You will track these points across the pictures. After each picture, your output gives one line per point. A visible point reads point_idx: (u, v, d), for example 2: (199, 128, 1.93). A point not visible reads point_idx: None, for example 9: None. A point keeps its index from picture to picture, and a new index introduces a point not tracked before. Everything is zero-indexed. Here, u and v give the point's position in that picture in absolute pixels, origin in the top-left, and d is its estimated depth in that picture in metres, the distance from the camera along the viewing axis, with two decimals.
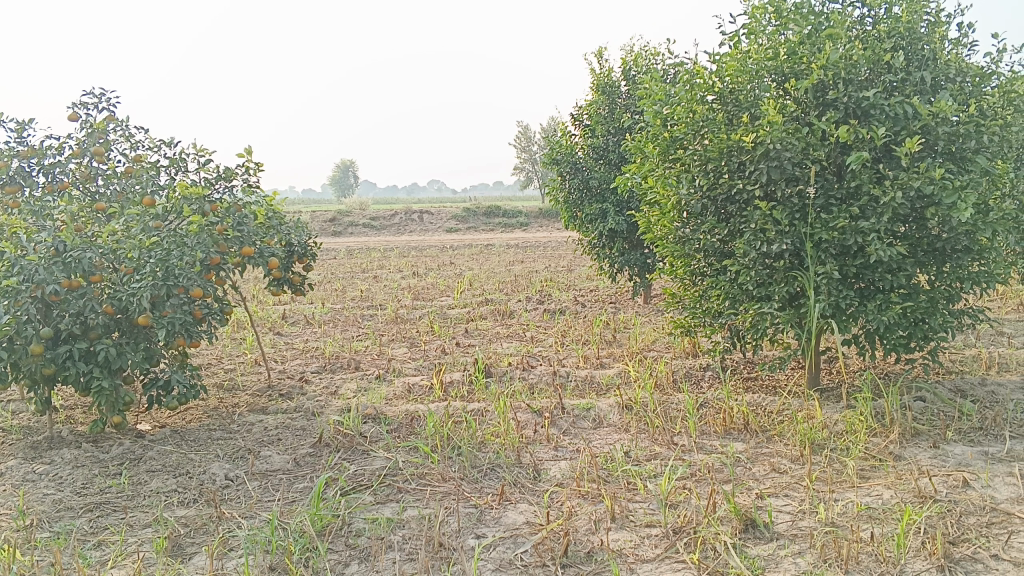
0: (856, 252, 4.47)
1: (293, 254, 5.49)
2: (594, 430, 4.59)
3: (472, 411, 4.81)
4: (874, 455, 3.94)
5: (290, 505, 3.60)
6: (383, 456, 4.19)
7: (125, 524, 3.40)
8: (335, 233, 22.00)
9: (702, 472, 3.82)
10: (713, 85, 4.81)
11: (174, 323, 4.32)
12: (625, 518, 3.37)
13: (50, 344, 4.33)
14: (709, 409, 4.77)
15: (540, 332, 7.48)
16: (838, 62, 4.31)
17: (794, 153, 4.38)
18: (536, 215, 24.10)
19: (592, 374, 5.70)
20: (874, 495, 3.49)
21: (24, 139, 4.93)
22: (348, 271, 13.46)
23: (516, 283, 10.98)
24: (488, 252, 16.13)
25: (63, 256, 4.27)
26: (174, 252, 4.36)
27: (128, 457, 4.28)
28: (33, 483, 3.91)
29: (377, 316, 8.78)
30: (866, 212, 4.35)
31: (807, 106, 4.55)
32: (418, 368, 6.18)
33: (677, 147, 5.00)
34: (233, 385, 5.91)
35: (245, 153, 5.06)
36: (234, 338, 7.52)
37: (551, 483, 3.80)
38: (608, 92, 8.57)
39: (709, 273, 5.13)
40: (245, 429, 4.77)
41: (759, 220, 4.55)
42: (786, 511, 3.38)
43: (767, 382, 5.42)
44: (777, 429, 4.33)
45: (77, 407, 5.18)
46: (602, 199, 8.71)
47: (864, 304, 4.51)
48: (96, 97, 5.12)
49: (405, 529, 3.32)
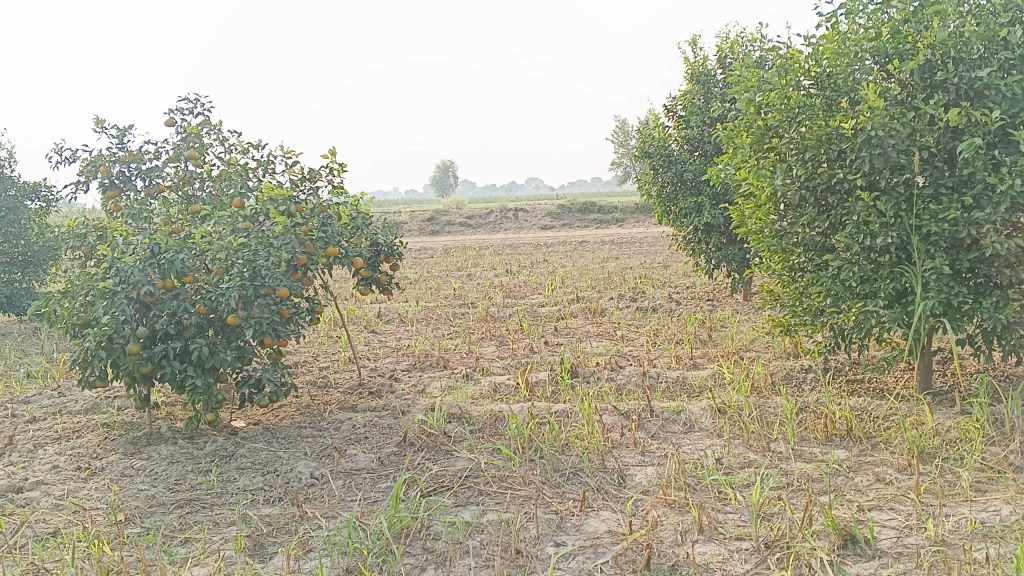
0: (970, 245, 4.14)
1: (380, 253, 5.50)
2: (684, 434, 4.41)
3: (557, 412, 4.71)
4: (992, 466, 3.63)
5: (371, 506, 3.59)
6: (466, 457, 4.13)
7: (210, 522, 3.46)
8: (433, 232, 22.26)
9: (799, 481, 3.60)
10: (810, 69, 4.52)
11: (260, 323, 4.39)
12: (713, 530, 3.20)
13: (148, 343, 4.49)
14: (808, 413, 4.51)
15: (631, 330, 7.31)
16: (946, 40, 4.03)
17: (899, 140, 4.09)
18: (632, 210, 23.75)
19: (684, 375, 5.51)
20: (991, 511, 3.19)
21: (124, 145, 5.12)
22: (443, 269, 13.56)
23: (609, 280, 10.79)
24: (583, 249, 15.99)
25: (157, 257, 4.41)
26: (260, 253, 4.41)
27: (220, 454, 4.38)
28: (130, 478, 4.04)
29: (468, 314, 8.78)
30: (980, 202, 4.02)
31: (914, 89, 4.24)
32: (506, 367, 6.12)
33: (772, 136, 4.70)
34: (325, 382, 5.99)
35: (328, 154, 5.06)
36: (329, 336, 7.65)
37: (637, 490, 3.65)
38: (703, 81, 8.29)
39: (809, 269, 4.85)
40: (333, 427, 4.81)
41: (861, 212, 4.27)
42: (891, 526, 3.12)
43: (873, 385, 5.09)
44: (883, 436, 4.05)
45: (176, 404, 5.36)
46: (697, 193, 8.46)
47: (979, 302, 4.17)
48: (191, 103, 5.27)
49: (482, 534, 3.25)
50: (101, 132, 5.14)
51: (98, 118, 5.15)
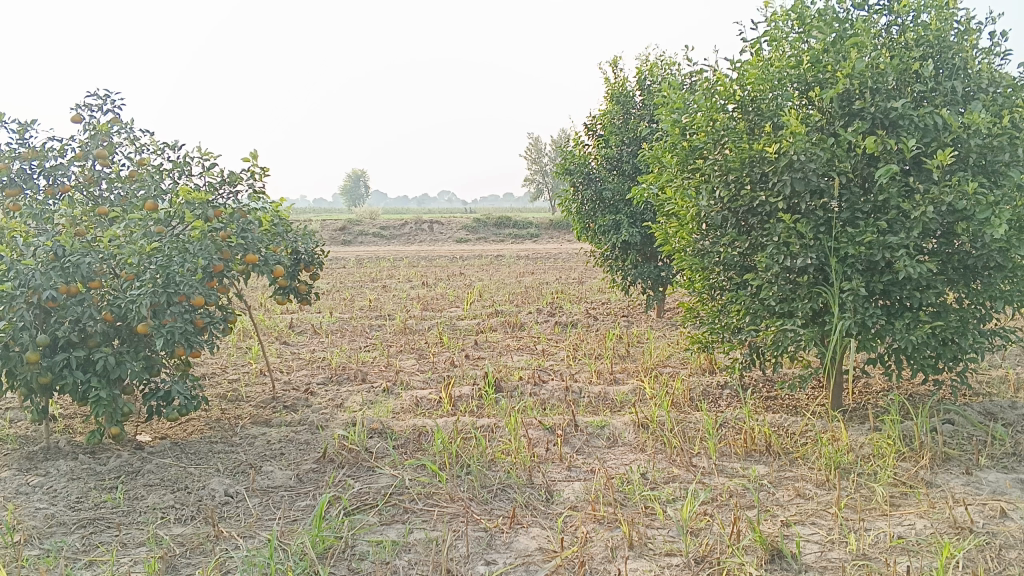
0: (884, 268, 4.30)
1: (299, 262, 5.34)
2: (608, 449, 4.42)
3: (482, 427, 4.65)
4: (904, 481, 3.76)
5: (291, 525, 3.44)
6: (389, 473, 4.02)
7: (117, 543, 3.25)
8: (345, 242, 21.87)
9: (724, 496, 3.65)
10: (734, 93, 4.64)
11: (173, 332, 4.15)
12: (643, 546, 3.19)
13: (47, 351, 4.21)
14: (728, 429, 4.58)
15: (551, 345, 7.32)
16: (864, 70, 4.18)
17: (820, 165, 4.22)
18: (546, 226, 23.95)
19: (606, 390, 5.53)
20: (907, 525, 3.30)
21: (26, 141, 4.80)
22: (357, 280, 13.33)
23: (526, 294, 10.82)
24: (499, 263, 16.00)
25: (61, 261, 4.11)
26: (175, 258, 4.22)
27: (125, 469, 4.13)
28: (26, 496, 3.76)
29: (385, 326, 8.63)
30: (894, 227, 4.18)
31: (833, 116, 4.36)
32: (426, 381, 6.02)
33: (697, 157, 4.84)
34: (236, 395, 5.75)
35: (250, 157, 4.88)
36: (239, 347, 7.38)
37: (565, 506, 3.62)
38: (623, 101, 8.44)
39: (729, 287, 4.95)
40: (247, 443, 4.61)
41: (782, 234, 4.38)
42: (815, 541, 3.19)
43: (787, 402, 5.23)
44: (801, 452, 4.15)
45: (75, 417, 5.04)
46: (616, 211, 8.54)
47: (891, 323, 4.33)
48: (101, 99, 4.94)
49: (410, 554, 3.16)
50: (1, 126, 4.81)
51: None
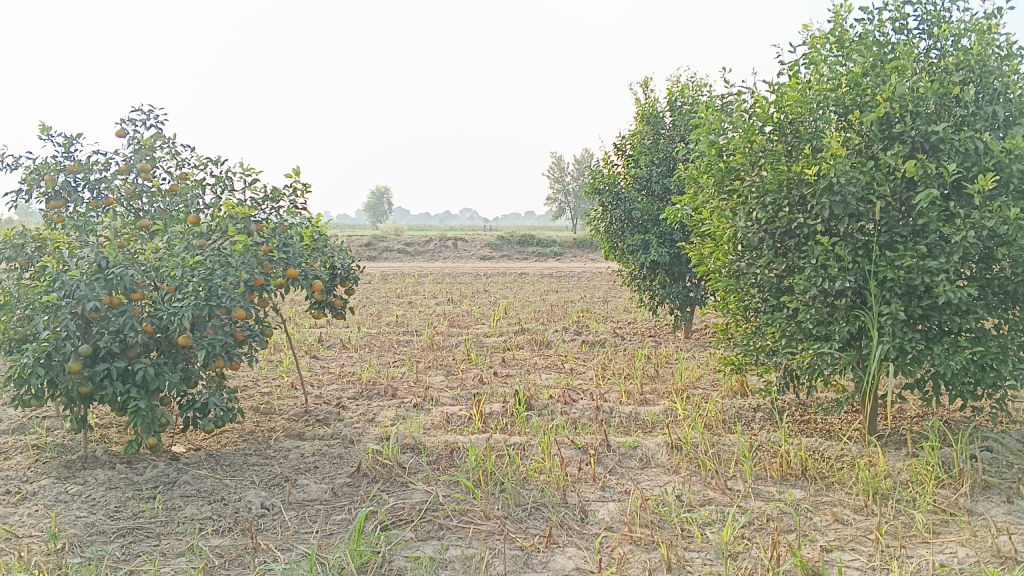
0: (923, 292, 4.27)
1: (336, 277, 5.39)
2: (642, 469, 4.41)
3: (514, 445, 4.65)
4: (944, 508, 3.72)
5: (328, 539, 3.46)
6: (423, 489, 4.03)
7: (157, 552, 3.28)
8: (369, 257, 22.00)
9: (761, 520, 3.62)
10: (772, 115, 4.65)
11: (214, 344, 4.18)
12: (681, 568, 3.17)
13: (89, 361, 4.27)
14: (763, 452, 4.55)
15: (579, 364, 7.31)
16: (905, 94, 4.16)
17: (859, 189, 4.21)
18: (570, 245, 23.97)
19: (637, 410, 5.51)
20: (949, 553, 3.26)
21: (72, 154, 4.90)
22: (383, 295, 13.40)
23: (551, 312, 10.83)
24: (523, 281, 16.01)
25: (104, 272, 4.20)
26: (217, 270, 4.25)
27: (162, 480, 4.17)
28: (66, 504, 3.81)
29: (412, 341, 8.66)
30: (934, 251, 4.16)
31: (872, 139, 4.36)
32: (456, 397, 6.04)
33: (733, 178, 4.85)
34: (268, 408, 5.80)
35: (292, 174, 4.93)
36: (269, 360, 7.43)
37: (601, 526, 3.61)
38: (653, 122, 8.47)
39: (764, 309, 4.93)
40: (281, 455, 4.64)
41: (819, 256, 4.37)
42: (855, 567, 3.16)
43: (821, 426, 5.19)
44: (837, 477, 4.12)
45: (111, 426, 5.10)
46: (644, 230, 8.51)
47: (930, 347, 4.30)
48: (144, 114, 5.02)
49: (448, 571, 3.16)
50: (48, 139, 4.92)
51: (45, 125, 4.93)
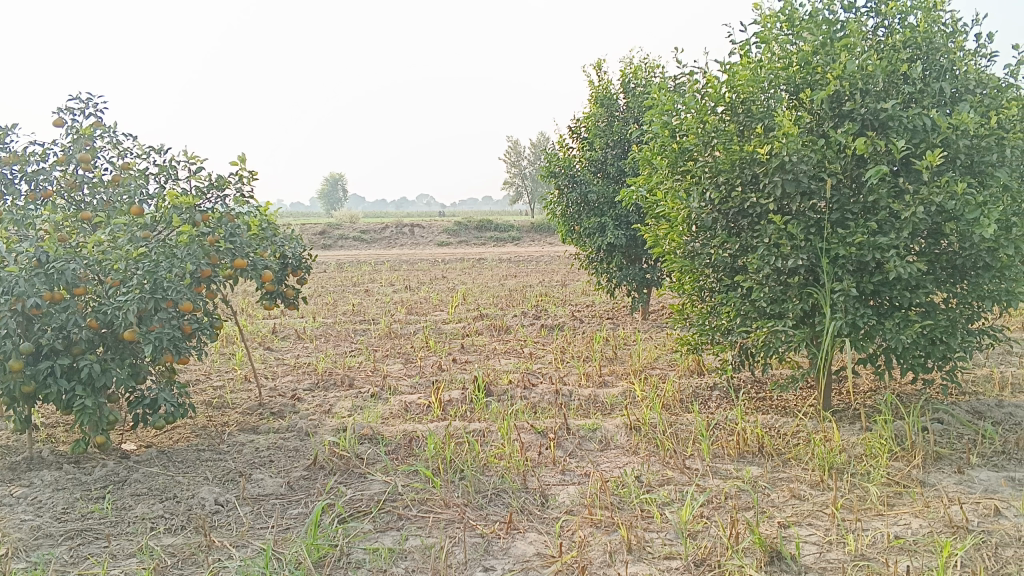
0: (874, 268, 4.32)
1: (287, 266, 5.28)
2: (601, 452, 4.40)
3: (474, 431, 4.62)
4: (897, 480, 3.78)
5: (284, 534, 3.40)
6: (382, 479, 3.98)
7: (107, 554, 3.18)
8: (325, 246, 21.74)
9: (720, 499, 3.64)
10: (724, 95, 4.65)
11: (161, 338, 4.10)
12: (642, 550, 3.17)
13: (31, 360, 4.12)
14: (721, 430, 4.58)
15: (538, 348, 7.30)
16: (854, 72, 4.18)
17: (810, 167, 4.24)
18: (528, 229, 23.94)
19: (596, 393, 5.51)
20: (903, 525, 3.31)
21: (6, 145, 4.69)
22: (339, 283, 13.24)
23: (510, 298, 10.79)
24: (481, 266, 15.95)
25: (45, 267, 4.04)
26: (162, 263, 4.12)
27: (112, 479, 4.06)
28: (10, 508, 3.68)
29: (369, 330, 8.56)
30: (884, 228, 4.20)
31: (822, 117, 4.38)
32: (414, 385, 5.98)
33: (687, 159, 4.85)
34: (222, 402, 5.68)
35: (238, 161, 4.80)
36: (222, 353, 7.29)
37: (561, 510, 3.60)
38: (607, 104, 8.46)
39: (719, 289, 4.95)
40: (236, 450, 4.55)
41: (772, 235, 4.39)
42: (813, 542, 3.19)
43: (777, 403, 5.24)
44: (793, 453, 4.16)
45: (58, 426, 4.95)
46: (601, 213, 8.51)
47: (881, 323, 4.35)
48: (82, 103, 4.81)
49: (407, 561, 3.12)
50: None
51: None
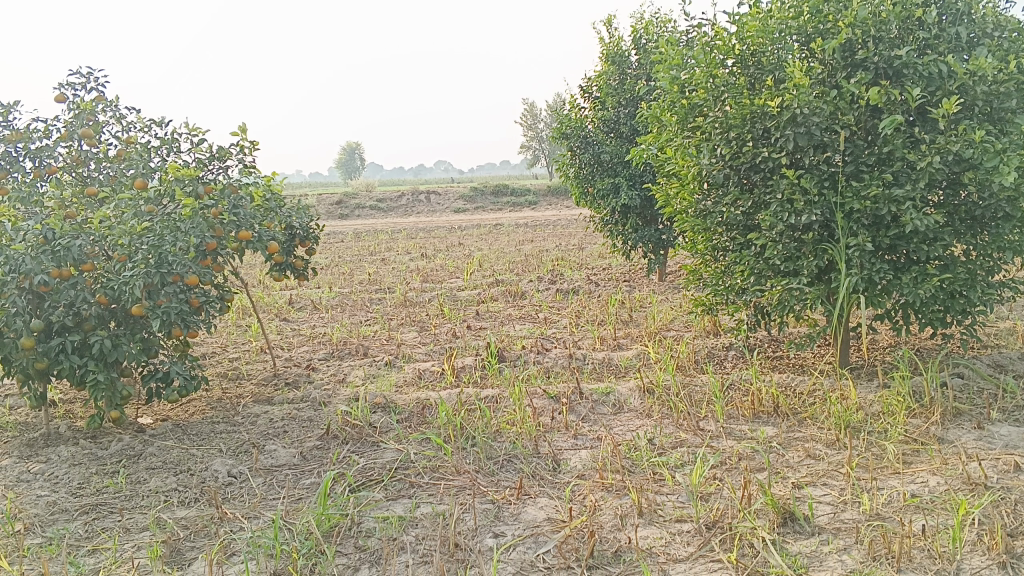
0: (890, 222, 4.21)
1: (295, 237, 5.26)
2: (614, 415, 4.37)
3: (486, 398, 4.59)
4: (915, 437, 3.72)
5: (296, 504, 3.40)
6: (394, 447, 3.97)
7: (121, 528, 3.20)
8: (342, 216, 21.74)
9: (733, 460, 3.60)
10: (733, 47, 4.52)
11: (168, 313, 4.08)
12: (653, 513, 3.15)
13: (43, 337, 4.15)
14: (736, 391, 4.53)
15: (553, 313, 7.25)
16: (867, 19, 4.06)
17: (822, 119, 4.12)
18: (544, 193, 23.79)
19: (610, 356, 5.47)
20: (920, 482, 3.25)
21: (9, 123, 4.66)
22: (356, 253, 13.21)
23: (526, 263, 10.72)
24: (497, 232, 15.88)
25: (51, 244, 4.02)
26: (166, 237, 4.12)
27: (127, 453, 4.08)
28: (27, 483, 3.72)
29: (385, 299, 8.56)
30: (899, 179, 4.09)
31: (835, 68, 4.26)
32: (428, 353, 5.97)
33: (697, 115, 4.74)
34: (237, 374, 5.70)
35: (239, 132, 4.72)
36: (239, 325, 7.32)
37: (572, 474, 3.58)
38: (618, 62, 8.27)
39: (732, 248, 4.87)
40: (250, 422, 4.57)
41: (785, 190, 4.29)
42: (827, 502, 3.14)
43: (794, 361, 5.18)
44: (809, 412, 4.10)
45: (75, 401, 4.99)
46: (614, 173, 8.39)
47: (898, 278, 4.25)
48: (83, 77, 4.78)
49: (418, 529, 3.12)
50: None
51: None
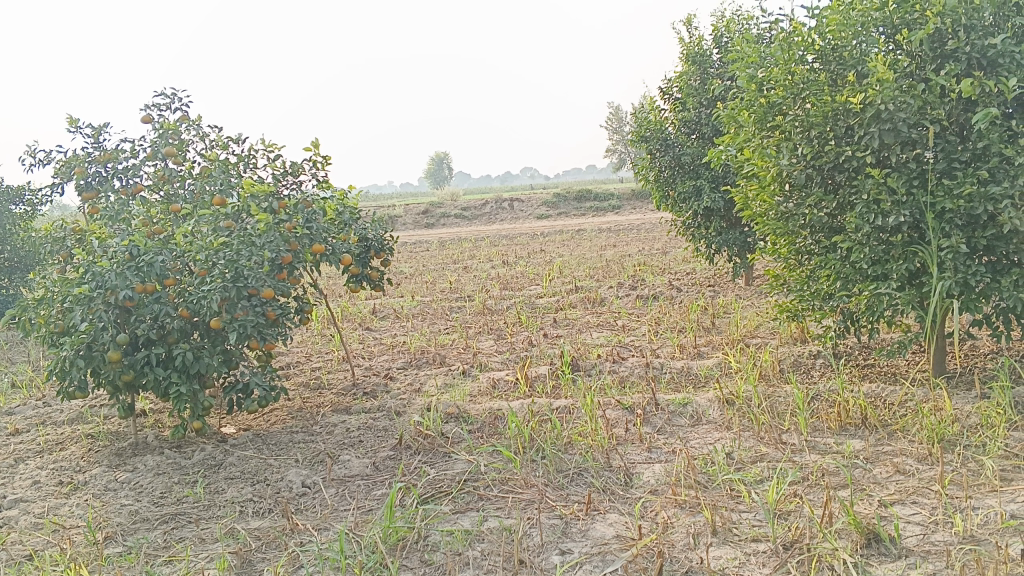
0: (986, 221, 3.94)
1: (370, 249, 5.31)
2: (691, 427, 4.23)
3: (559, 408, 4.53)
4: (1017, 452, 3.46)
5: (365, 516, 3.41)
6: (465, 459, 3.95)
7: (196, 538, 3.28)
8: (427, 225, 22.03)
9: (815, 476, 3.43)
10: (813, 43, 4.33)
11: (244, 326, 4.18)
12: (727, 532, 3.02)
13: (129, 349, 4.29)
14: (820, 401, 4.32)
15: (632, 320, 7.12)
16: (956, 7, 3.84)
17: (910, 114, 3.88)
18: (629, 197, 23.53)
19: (689, 365, 5.32)
20: (1020, 502, 3.02)
21: (100, 144, 4.89)
22: (440, 262, 13.34)
23: (607, 269, 10.60)
24: (580, 237, 15.78)
25: (136, 260, 4.18)
26: (242, 252, 4.21)
27: (208, 463, 4.19)
28: (114, 492, 3.86)
29: (465, 307, 8.59)
30: (995, 175, 3.82)
31: (923, 60, 4.04)
32: (504, 362, 5.94)
33: (776, 113, 4.55)
34: (318, 384, 5.80)
35: (311, 147, 4.83)
36: (323, 335, 7.46)
37: (644, 489, 3.47)
38: (699, 62, 8.06)
39: (817, 251, 4.67)
40: (327, 431, 4.63)
41: (871, 190, 4.06)
42: (916, 523, 2.95)
43: (885, 369, 4.92)
44: (900, 424, 3.87)
45: (164, 411, 5.17)
46: (696, 176, 8.20)
47: (996, 281, 3.98)
48: (168, 98, 4.98)
49: (483, 543, 3.08)
50: (76, 131, 4.90)
51: (73, 117, 4.90)
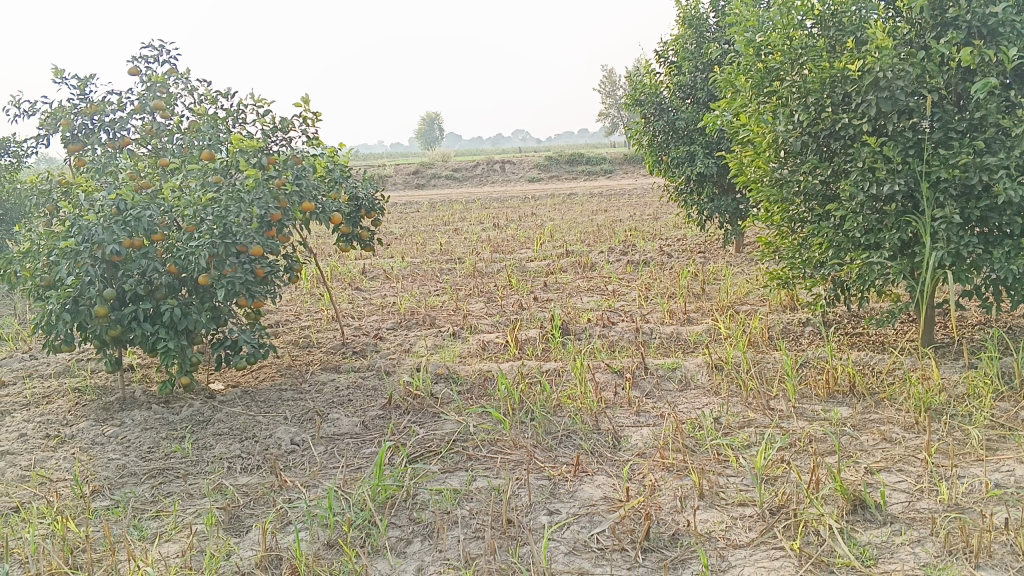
0: (981, 192, 3.93)
1: (360, 208, 5.25)
2: (680, 392, 4.24)
3: (548, 371, 4.53)
4: (1002, 423, 3.48)
5: (354, 474, 3.42)
6: (454, 420, 3.95)
7: (184, 493, 3.28)
8: (418, 185, 21.88)
9: (803, 442, 3.45)
10: (813, 8, 4.25)
11: (233, 283, 4.14)
12: (714, 496, 3.03)
13: (117, 304, 4.25)
14: (809, 369, 4.34)
15: (623, 285, 7.11)
16: None
17: (908, 82, 3.85)
18: (621, 162, 23.42)
19: (679, 330, 5.32)
20: (1005, 471, 3.05)
21: (86, 96, 4.79)
22: (429, 223, 13.27)
23: (598, 233, 10.57)
24: (571, 201, 15.73)
25: (124, 215, 4.13)
26: (231, 208, 4.16)
27: (197, 419, 4.18)
28: (101, 446, 3.84)
29: (455, 269, 8.56)
30: (992, 146, 3.80)
31: (924, 27, 3.99)
32: (494, 324, 5.93)
33: (773, 79, 4.50)
34: (306, 342, 5.78)
35: (302, 102, 4.72)
36: (312, 294, 7.43)
37: (633, 452, 3.49)
38: (695, 25, 7.94)
39: (810, 220, 4.66)
40: (316, 390, 4.61)
41: (866, 158, 4.04)
42: (901, 490, 2.97)
43: (874, 338, 4.94)
44: (887, 393, 3.89)
45: (152, 366, 5.14)
46: (689, 141, 8.14)
47: (988, 252, 3.97)
48: (156, 50, 4.87)
49: (472, 503, 3.09)
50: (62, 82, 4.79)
51: (58, 67, 4.79)
